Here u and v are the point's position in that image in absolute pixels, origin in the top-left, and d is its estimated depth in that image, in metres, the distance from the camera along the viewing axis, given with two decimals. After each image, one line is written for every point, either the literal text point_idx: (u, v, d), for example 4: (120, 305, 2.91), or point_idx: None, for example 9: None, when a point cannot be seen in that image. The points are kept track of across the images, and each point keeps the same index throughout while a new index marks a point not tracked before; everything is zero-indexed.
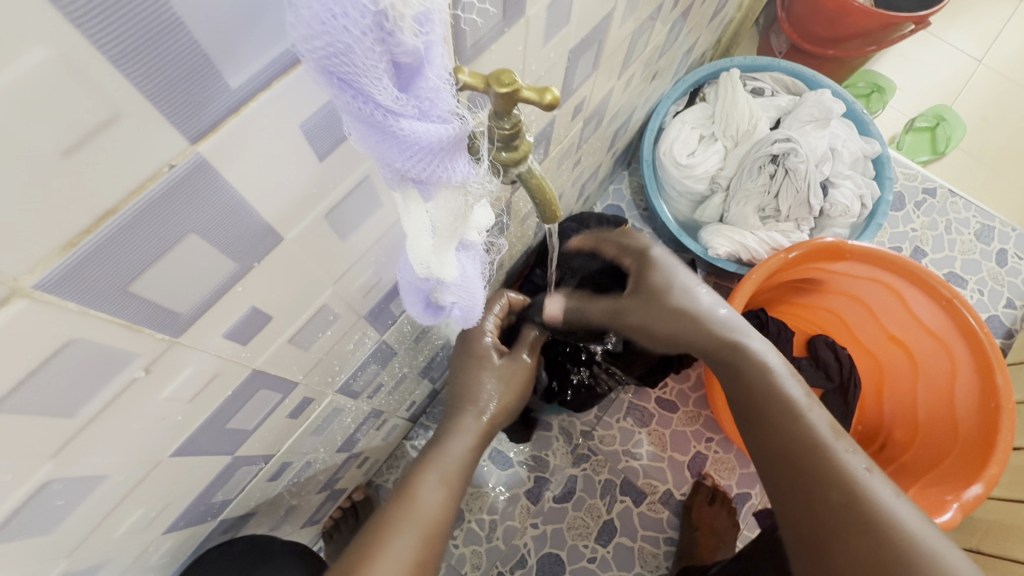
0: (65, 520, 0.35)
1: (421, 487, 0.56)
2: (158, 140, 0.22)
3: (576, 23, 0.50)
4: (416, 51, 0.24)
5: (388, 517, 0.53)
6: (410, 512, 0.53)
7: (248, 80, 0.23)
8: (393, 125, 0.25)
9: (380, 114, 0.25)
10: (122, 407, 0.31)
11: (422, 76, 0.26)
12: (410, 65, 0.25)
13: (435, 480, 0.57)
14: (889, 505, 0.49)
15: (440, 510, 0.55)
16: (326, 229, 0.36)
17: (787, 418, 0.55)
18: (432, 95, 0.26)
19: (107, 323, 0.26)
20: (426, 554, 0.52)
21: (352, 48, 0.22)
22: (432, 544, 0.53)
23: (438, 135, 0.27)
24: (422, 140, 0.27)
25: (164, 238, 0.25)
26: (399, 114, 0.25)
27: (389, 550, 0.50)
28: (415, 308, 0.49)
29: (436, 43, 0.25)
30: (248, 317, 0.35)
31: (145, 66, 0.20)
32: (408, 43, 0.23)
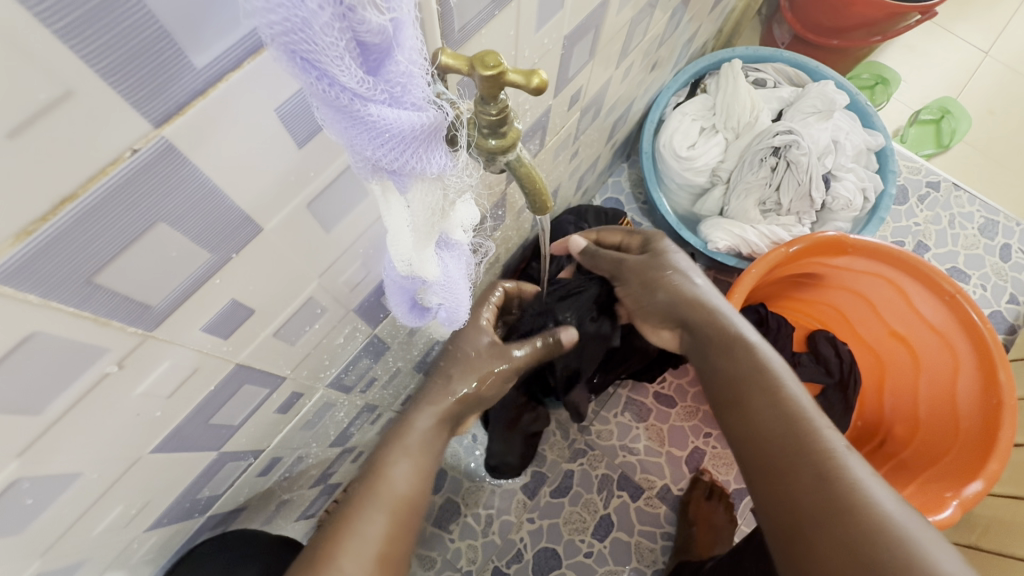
0: (40, 517, 0.35)
1: (392, 463, 0.54)
2: (117, 123, 0.21)
3: (572, 8, 0.48)
4: (382, 30, 0.23)
5: (356, 499, 0.52)
6: (378, 494, 0.52)
7: (214, 60, 0.22)
8: (361, 110, 0.24)
9: (347, 98, 0.23)
10: (95, 403, 0.30)
11: (393, 59, 0.24)
12: (377, 47, 0.23)
13: (404, 456, 0.55)
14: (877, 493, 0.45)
15: (409, 488, 0.53)
16: (308, 219, 0.35)
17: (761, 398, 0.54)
18: (402, 80, 0.25)
19: (72, 316, 0.25)
20: (399, 531, 0.51)
21: (309, 24, 0.20)
22: (405, 521, 0.52)
23: (411, 122, 0.26)
24: (393, 127, 0.26)
25: (127, 228, 0.24)
26: (368, 98, 0.24)
27: (355, 530, 0.50)
28: (400, 308, 0.47)
29: (405, 22, 0.24)
30: (228, 310, 0.34)
31: (96, 40, 0.18)
32: (373, 21, 0.22)
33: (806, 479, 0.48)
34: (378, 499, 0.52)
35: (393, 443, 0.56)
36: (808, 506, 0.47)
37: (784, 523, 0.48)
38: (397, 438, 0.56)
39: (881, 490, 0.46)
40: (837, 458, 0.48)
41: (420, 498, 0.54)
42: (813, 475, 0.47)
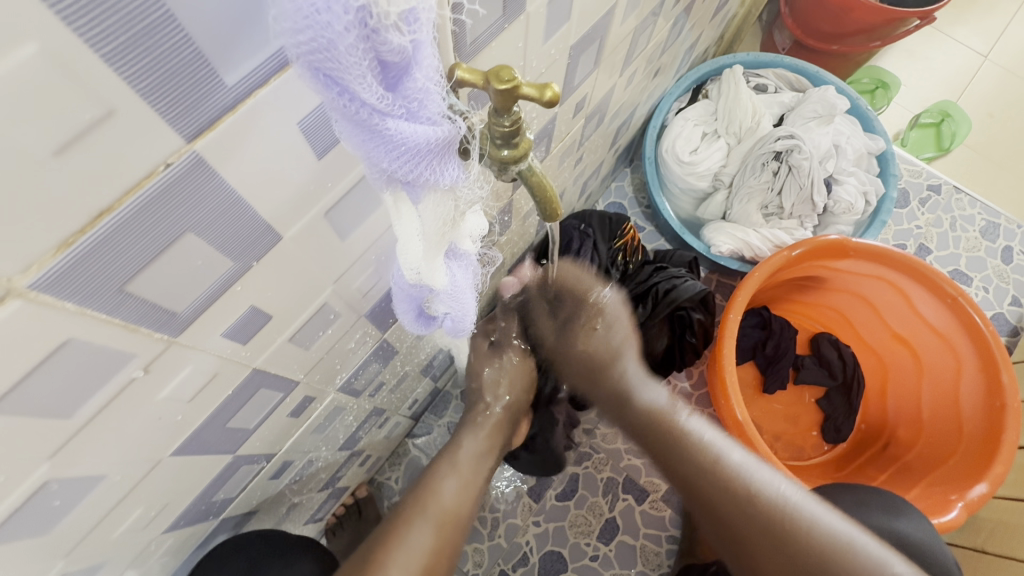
0: (65, 519, 0.35)
1: (443, 481, 0.58)
2: (151, 140, 0.22)
3: (578, 19, 0.50)
4: (403, 50, 0.23)
5: (405, 508, 0.54)
6: (426, 506, 0.54)
7: (242, 79, 0.23)
8: (379, 124, 0.25)
9: (367, 113, 0.24)
10: (123, 406, 0.31)
11: (411, 77, 0.25)
12: (398, 65, 0.24)
13: (454, 477, 0.59)
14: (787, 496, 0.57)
15: (455, 502, 0.56)
16: (325, 228, 0.36)
17: (676, 445, 0.62)
18: (420, 96, 0.26)
19: (105, 322, 0.26)
20: (443, 545, 0.52)
21: (335, 45, 0.21)
22: (448, 538, 0.53)
23: (427, 136, 0.27)
24: (409, 140, 0.26)
25: (158, 237, 0.25)
26: (386, 113, 0.25)
27: (403, 540, 0.51)
28: (407, 316, 0.48)
29: (425, 43, 0.24)
30: (247, 316, 0.35)
31: (136, 63, 0.19)
32: (394, 42, 0.23)
33: (736, 510, 0.58)
34: (426, 511, 0.54)
35: (441, 465, 0.60)
36: (744, 524, 0.57)
37: (732, 538, 0.59)
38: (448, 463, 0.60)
39: (790, 490, 0.58)
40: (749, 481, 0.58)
41: (464, 515, 0.56)
42: (738, 500, 0.58)
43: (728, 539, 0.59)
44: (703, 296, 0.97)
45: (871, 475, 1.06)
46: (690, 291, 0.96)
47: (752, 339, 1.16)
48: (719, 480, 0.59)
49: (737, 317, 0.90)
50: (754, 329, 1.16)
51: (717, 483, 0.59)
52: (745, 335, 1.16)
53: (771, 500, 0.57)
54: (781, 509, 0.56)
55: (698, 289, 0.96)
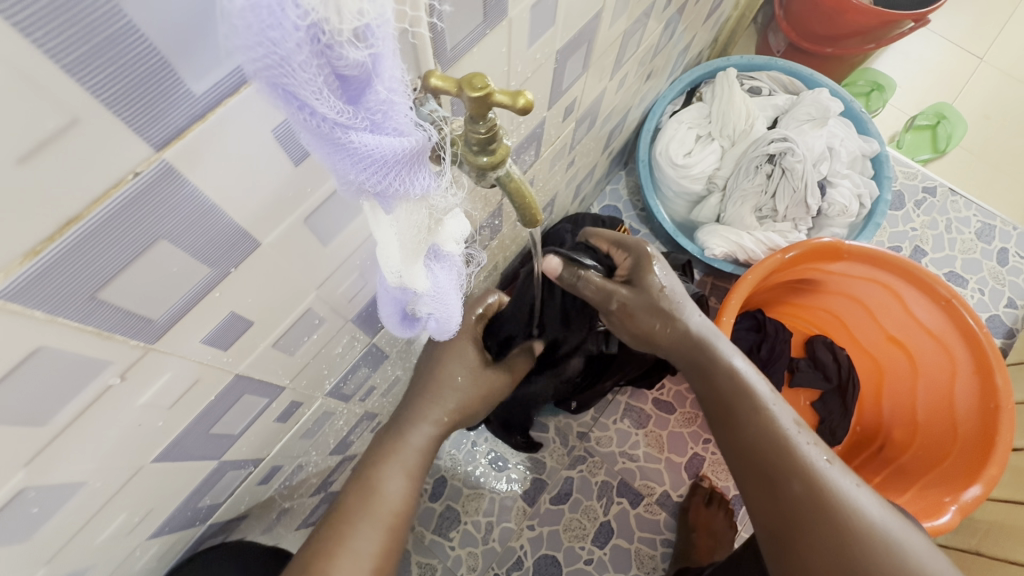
0: (45, 526, 0.35)
1: (385, 475, 0.56)
2: (119, 149, 0.22)
3: (563, 24, 0.50)
4: (361, 65, 0.24)
5: (347, 512, 0.53)
6: (370, 509, 0.53)
7: (211, 87, 0.23)
8: (342, 138, 0.25)
9: (328, 127, 0.24)
10: (99, 413, 0.31)
11: (372, 89, 0.25)
12: (358, 79, 0.24)
13: (397, 469, 0.57)
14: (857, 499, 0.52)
15: (401, 501, 0.55)
16: (305, 234, 0.36)
17: (750, 417, 0.58)
18: (382, 108, 0.26)
19: (78, 330, 0.26)
20: (390, 543, 0.53)
21: (288, 61, 0.21)
22: (396, 531, 0.55)
23: (392, 148, 0.27)
24: (375, 153, 0.27)
25: (130, 245, 0.25)
26: (349, 127, 0.25)
27: (349, 546, 0.51)
28: (390, 320, 0.48)
29: (384, 55, 0.24)
30: (227, 322, 0.35)
31: (100, 73, 0.19)
32: (351, 57, 0.23)
33: (798, 483, 0.53)
34: (371, 512, 0.53)
35: (388, 454, 0.57)
36: (803, 520, 0.52)
37: (779, 532, 0.54)
38: (388, 452, 0.57)
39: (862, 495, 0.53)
40: (819, 472, 0.53)
41: (409, 510, 0.56)
42: (806, 489, 0.53)
43: (774, 530, 0.55)
44: (696, 298, 0.97)
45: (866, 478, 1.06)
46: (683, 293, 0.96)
47: (748, 342, 1.15)
48: (788, 466, 0.54)
49: (729, 321, 0.90)
50: (749, 332, 1.16)
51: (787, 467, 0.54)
52: (740, 337, 1.15)
53: (840, 493, 0.52)
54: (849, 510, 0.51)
55: (691, 292, 0.96)
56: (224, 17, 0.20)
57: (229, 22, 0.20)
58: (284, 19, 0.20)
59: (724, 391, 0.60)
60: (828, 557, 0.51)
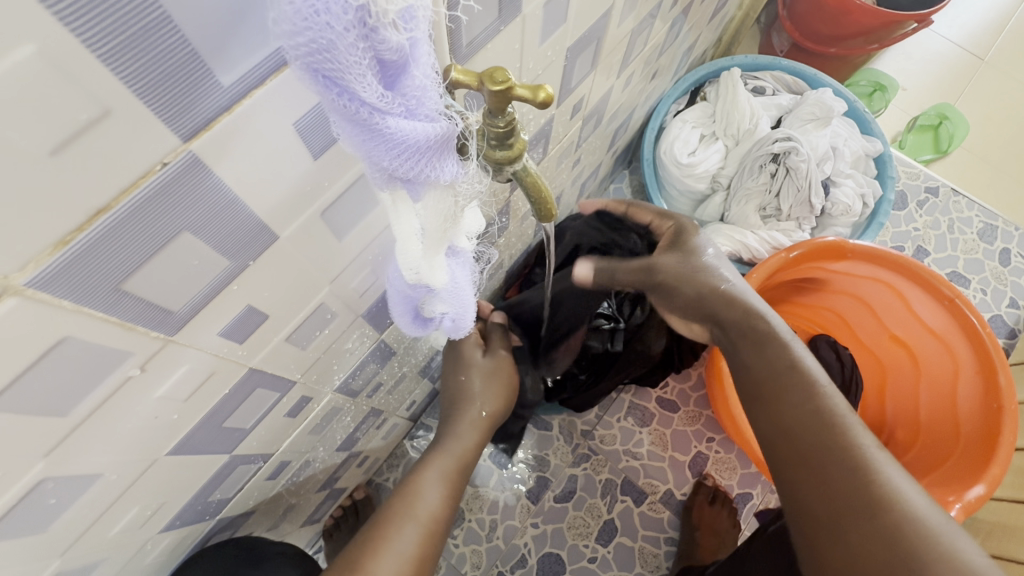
0: (61, 517, 0.36)
1: (424, 480, 0.58)
2: (149, 139, 0.22)
3: (574, 20, 0.50)
4: (401, 48, 0.23)
5: (390, 509, 0.55)
6: (410, 507, 0.55)
7: (239, 79, 0.23)
8: (379, 123, 0.25)
9: (367, 112, 0.24)
10: (119, 405, 0.31)
11: (409, 74, 0.25)
12: (396, 63, 0.24)
13: (435, 477, 0.59)
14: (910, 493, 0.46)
15: (439, 506, 0.56)
16: (321, 228, 0.36)
17: (799, 396, 0.53)
18: (417, 93, 0.26)
19: (101, 321, 0.26)
20: (428, 545, 0.54)
21: (334, 45, 0.21)
22: (434, 537, 0.55)
23: (426, 134, 0.27)
24: (409, 139, 0.27)
25: (154, 237, 0.25)
26: (386, 112, 0.25)
27: (391, 544, 0.51)
28: (403, 318, 0.48)
29: (421, 41, 0.25)
30: (244, 315, 0.35)
31: (134, 62, 0.20)
32: (392, 40, 0.23)
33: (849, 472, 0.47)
34: (412, 512, 0.55)
35: (426, 463, 0.61)
36: (849, 511, 0.46)
37: (812, 517, 0.49)
38: (430, 461, 0.61)
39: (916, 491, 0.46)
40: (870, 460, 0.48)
41: (445, 520, 0.57)
42: (851, 476, 0.47)
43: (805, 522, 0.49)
44: None
45: None
46: None
47: None
48: (833, 448, 0.49)
49: None
50: None
51: (828, 451, 0.49)
52: None
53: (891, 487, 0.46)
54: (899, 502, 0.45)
55: None
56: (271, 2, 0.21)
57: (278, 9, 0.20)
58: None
59: (770, 369, 0.56)
60: (863, 547, 0.45)
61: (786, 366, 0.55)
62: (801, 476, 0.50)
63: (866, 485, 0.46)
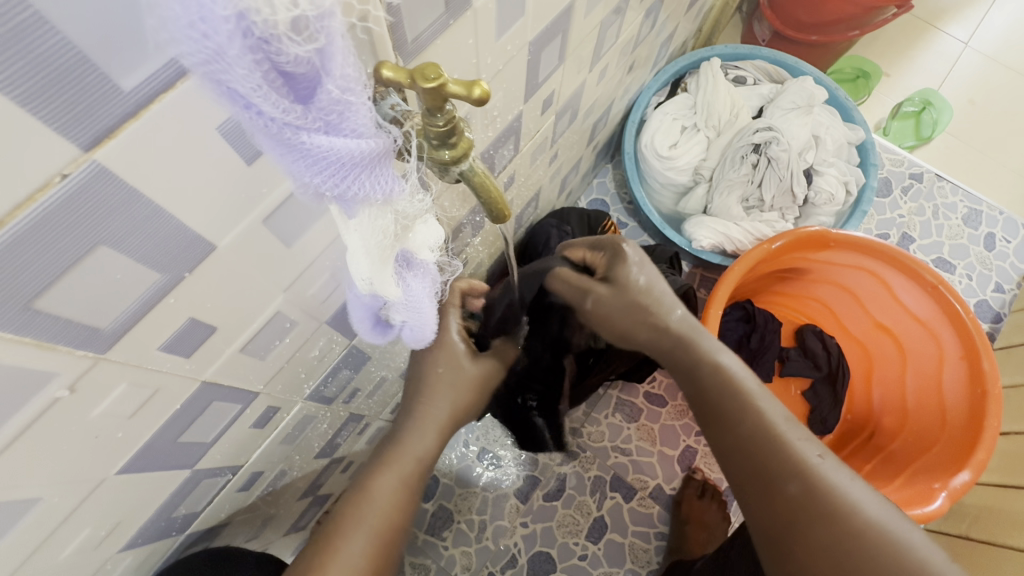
0: (2, 543, 0.34)
1: (379, 481, 0.54)
2: (42, 151, 0.20)
3: (535, 14, 0.48)
4: (306, 59, 0.22)
5: (339, 518, 0.52)
6: (361, 514, 0.52)
7: (142, 83, 0.22)
8: (293, 138, 0.24)
9: (278, 127, 0.24)
10: (49, 428, 0.30)
11: (324, 87, 0.24)
12: (306, 75, 0.23)
13: (393, 480, 0.54)
14: (857, 494, 0.49)
15: (393, 507, 0.53)
16: (266, 236, 0.35)
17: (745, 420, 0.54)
18: (338, 108, 0.24)
19: (14, 342, 0.25)
20: (380, 553, 0.52)
21: (223, 55, 0.20)
22: (388, 541, 0.53)
23: (348, 149, 0.26)
24: (330, 154, 0.26)
25: (65, 252, 0.24)
26: (301, 128, 0.24)
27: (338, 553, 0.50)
28: (362, 325, 0.46)
29: (334, 50, 0.23)
30: (186, 328, 0.34)
31: (11, 70, 0.18)
32: (291, 52, 0.22)
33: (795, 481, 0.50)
34: (360, 518, 0.52)
35: (384, 463, 0.55)
36: (785, 513, 0.51)
37: (776, 526, 0.51)
38: (387, 460, 0.55)
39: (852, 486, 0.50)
40: (817, 470, 0.50)
41: (403, 507, 0.54)
42: (801, 490, 0.50)
43: (771, 538, 0.52)
44: (684, 290, 0.96)
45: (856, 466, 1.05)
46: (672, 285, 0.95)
47: (737, 333, 1.15)
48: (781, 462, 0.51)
49: (718, 312, 0.89)
50: (738, 322, 1.15)
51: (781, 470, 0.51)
52: (729, 329, 1.15)
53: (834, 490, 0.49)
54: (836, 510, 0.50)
55: (679, 283, 0.95)
56: (154, 9, 0.20)
57: (162, 14, 0.19)
58: (212, 7, 0.19)
59: (707, 386, 0.56)
60: (825, 552, 0.48)
61: (725, 389, 0.55)
62: (754, 496, 0.53)
63: (818, 496, 0.49)
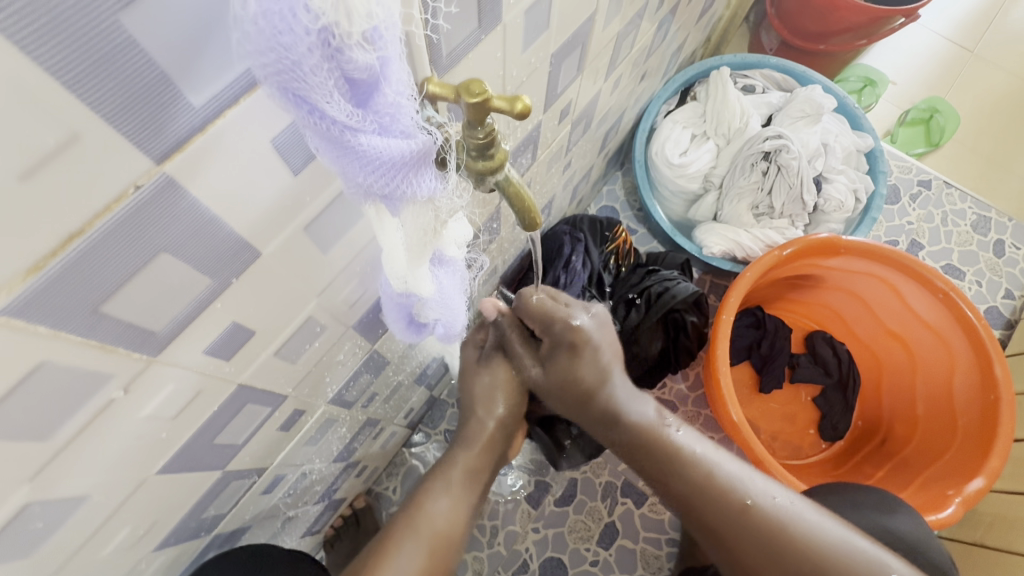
0: (48, 541, 0.35)
1: (431, 499, 0.58)
2: (123, 163, 0.22)
3: (558, 27, 0.50)
4: (370, 67, 0.23)
5: (393, 530, 0.55)
6: (414, 527, 0.55)
7: (210, 99, 0.23)
8: (351, 141, 0.25)
9: (337, 130, 0.24)
10: (102, 428, 0.31)
11: (381, 92, 0.25)
12: (366, 82, 0.24)
13: (444, 497, 0.58)
14: (796, 510, 0.55)
15: (445, 524, 0.56)
16: (306, 242, 0.36)
17: (680, 475, 0.58)
18: (391, 110, 0.26)
19: (79, 344, 0.26)
20: (431, 564, 0.55)
21: (299, 65, 0.21)
22: (439, 555, 0.56)
23: (400, 150, 0.27)
24: (383, 155, 0.27)
25: (131, 259, 0.25)
26: (358, 130, 0.25)
27: (392, 564, 0.53)
28: (397, 325, 0.48)
29: (392, 58, 0.24)
30: (230, 332, 0.35)
31: (101, 87, 0.20)
32: (360, 60, 0.23)
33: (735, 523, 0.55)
34: (417, 534, 0.55)
35: (434, 479, 0.60)
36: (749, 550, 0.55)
37: (738, 562, 0.56)
38: (437, 478, 0.59)
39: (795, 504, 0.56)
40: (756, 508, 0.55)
41: (456, 535, 0.57)
42: (752, 529, 0.54)
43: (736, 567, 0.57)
44: (696, 297, 0.97)
45: (870, 472, 1.05)
46: (684, 292, 0.96)
47: (747, 339, 1.16)
48: (729, 509, 0.55)
49: (729, 319, 0.90)
50: (748, 328, 1.16)
51: (723, 517, 0.55)
52: (739, 335, 1.16)
53: (774, 521, 0.54)
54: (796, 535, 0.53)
55: (691, 290, 0.96)
56: (238, 22, 0.21)
57: (242, 27, 0.20)
58: (297, 22, 0.20)
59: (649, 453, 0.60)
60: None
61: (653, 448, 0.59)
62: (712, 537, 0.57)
63: (764, 532, 0.54)
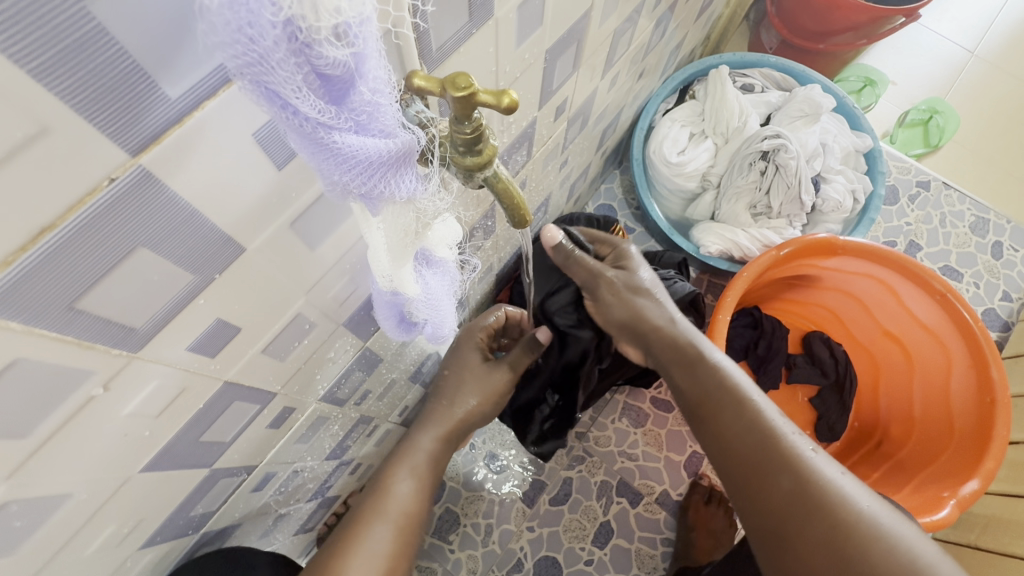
0: (30, 538, 0.35)
1: (397, 477, 0.59)
2: (95, 158, 0.21)
3: (552, 22, 0.49)
4: (343, 63, 0.23)
5: (362, 511, 0.55)
6: (383, 505, 0.55)
7: (185, 93, 0.23)
8: (326, 138, 0.25)
9: (311, 127, 0.24)
10: (82, 425, 0.31)
11: (355, 90, 0.25)
12: (341, 79, 0.24)
13: (406, 474, 0.59)
14: (849, 489, 0.49)
15: (411, 502, 0.57)
16: (290, 238, 0.35)
17: (734, 415, 0.55)
18: (368, 108, 0.26)
19: (55, 341, 0.25)
20: (404, 540, 0.54)
21: (267, 59, 0.21)
22: (410, 529, 0.56)
23: (376, 149, 0.27)
24: (359, 153, 0.26)
25: (108, 254, 0.25)
26: (332, 127, 0.25)
27: (364, 543, 0.52)
28: (386, 324, 0.47)
29: (368, 54, 0.24)
30: (214, 329, 0.35)
31: (69, 79, 0.19)
32: (330, 55, 0.22)
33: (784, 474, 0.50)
34: (385, 511, 0.55)
35: (398, 458, 0.61)
36: (792, 515, 0.49)
37: (771, 529, 0.50)
38: (400, 457, 0.60)
39: (850, 484, 0.49)
40: (810, 465, 0.50)
41: (421, 514, 0.58)
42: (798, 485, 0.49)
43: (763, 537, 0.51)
44: (692, 297, 0.96)
45: (864, 473, 1.05)
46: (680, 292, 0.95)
47: (744, 339, 1.16)
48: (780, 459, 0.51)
49: (726, 318, 0.90)
50: (745, 329, 1.16)
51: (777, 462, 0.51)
52: (737, 334, 1.16)
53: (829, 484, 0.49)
54: (857, 521, 0.46)
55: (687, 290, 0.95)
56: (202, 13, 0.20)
57: (206, 18, 0.20)
58: (260, 16, 0.20)
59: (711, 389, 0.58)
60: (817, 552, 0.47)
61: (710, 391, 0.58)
62: (750, 495, 0.52)
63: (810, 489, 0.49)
